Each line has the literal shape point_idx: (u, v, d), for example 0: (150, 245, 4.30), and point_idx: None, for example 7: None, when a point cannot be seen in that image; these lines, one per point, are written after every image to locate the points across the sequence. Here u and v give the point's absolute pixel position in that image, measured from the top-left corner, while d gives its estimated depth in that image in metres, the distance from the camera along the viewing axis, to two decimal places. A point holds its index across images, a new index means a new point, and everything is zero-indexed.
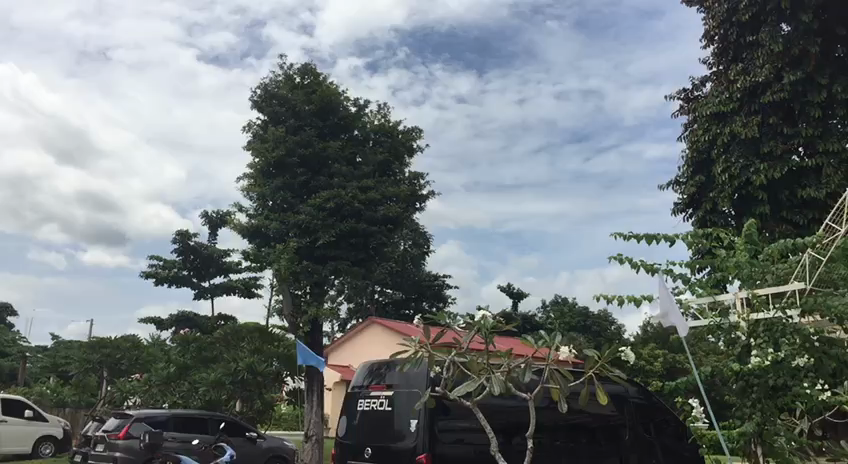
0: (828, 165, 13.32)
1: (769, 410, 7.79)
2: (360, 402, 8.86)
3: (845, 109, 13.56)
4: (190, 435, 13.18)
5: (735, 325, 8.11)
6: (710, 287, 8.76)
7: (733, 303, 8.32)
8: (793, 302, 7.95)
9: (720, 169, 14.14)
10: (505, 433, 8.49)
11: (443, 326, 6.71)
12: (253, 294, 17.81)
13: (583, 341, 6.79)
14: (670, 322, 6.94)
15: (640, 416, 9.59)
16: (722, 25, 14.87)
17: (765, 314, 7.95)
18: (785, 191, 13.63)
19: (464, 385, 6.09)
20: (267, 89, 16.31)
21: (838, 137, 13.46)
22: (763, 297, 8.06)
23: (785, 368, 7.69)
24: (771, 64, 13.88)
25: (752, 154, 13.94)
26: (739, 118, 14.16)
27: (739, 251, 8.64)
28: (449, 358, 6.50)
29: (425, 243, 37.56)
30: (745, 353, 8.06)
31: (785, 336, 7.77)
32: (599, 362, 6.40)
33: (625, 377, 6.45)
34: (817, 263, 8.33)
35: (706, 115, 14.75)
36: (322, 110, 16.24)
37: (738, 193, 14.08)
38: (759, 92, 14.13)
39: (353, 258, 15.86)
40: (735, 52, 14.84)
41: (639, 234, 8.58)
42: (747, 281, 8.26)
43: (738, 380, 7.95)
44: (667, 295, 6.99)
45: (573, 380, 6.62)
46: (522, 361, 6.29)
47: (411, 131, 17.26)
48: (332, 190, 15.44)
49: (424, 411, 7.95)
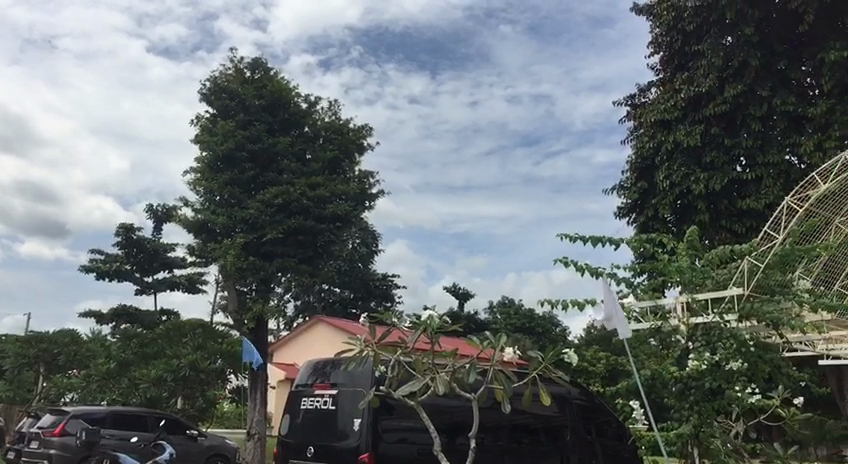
0: (767, 175, 13.43)
1: (706, 412, 8.17)
2: (303, 401, 8.77)
3: (785, 121, 13.57)
4: (128, 432, 12.88)
5: (675, 329, 8.56)
6: (652, 291, 9.10)
7: (674, 307, 8.69)
8: (731, 307, 8.43)
9: (662, 176, 14.24)
10: (448, 433, 8.55)
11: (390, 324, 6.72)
12: (197, 290, 17.54)
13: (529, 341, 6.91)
14: (612, 325, 7.13)
15: (582, 417, 9.73)
16: (669, 32, 14.99)
17: (704, 318, 8.36)
18: (724, 201, 13.74)
19: (408, 385, 6.23)
20: (217, 82, 16.08)
21: (777, 148, 13.48)
22: (702, 301, 8.44)
23: (721, 371, 8.09)
24: (715, 74, 14.00)
25: (694, 163, 14.05)
26: (683, 127, 14.27)
27: (681, 256, 8.93)
28: (395, 357, 6.61)
29: (374, 241, 37.42)
30: (685, 355, 8.48)
31: (721, 340, 8.15)
32: (543, 363, 6.63)
33: (567, 379, 6.68)
34: (754, 270, 8.80)
35: (651, 121, 14.81)
36: (272, 106, 16.13)
37: (680, 200, 14.20)
38: (702, 103, 14.28)
39: (301, 255, 15.84)
40: (680, 60, 14.98)
41: (584, 237, 9.18)
42: (688, 285, 8.62)
43: (677, 383, 8.28)
44: (613, 298, 7.12)
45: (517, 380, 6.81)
46: (466, 362, 6.41)
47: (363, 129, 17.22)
48: (281, 187, 15.38)
49: (369, 411, 7.93)
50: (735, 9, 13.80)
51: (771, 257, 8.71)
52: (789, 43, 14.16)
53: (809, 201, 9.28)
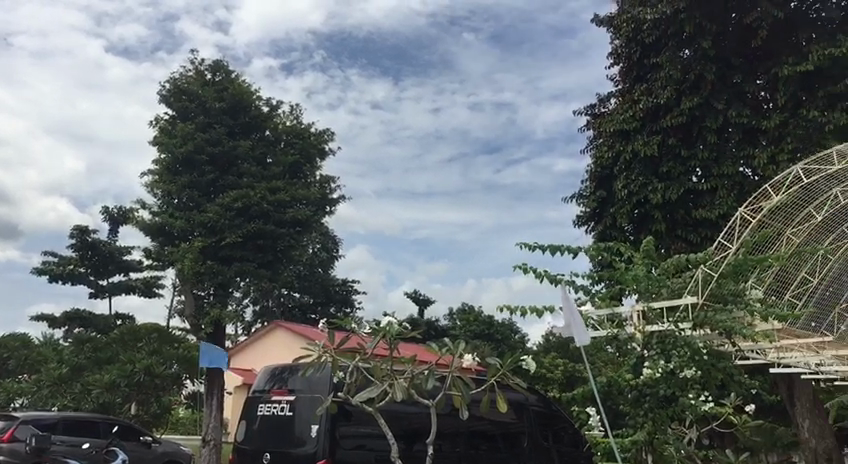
0: (723, 187, 13.57)
1: (660, 419, 8.45)
2: (260, 407, 8.67)
3: (739, 134, 13.75)
4: (80, 438, 12.62)
5: (631, 337, 8.76)
6: (609, 299, 9.18)
7: (630, 316, 8.84)
8: (685, 317, 8.62)
9: (620, 185, 14.40)
10: (406, 439, 8.54)
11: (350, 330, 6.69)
12: (154, 294, 17.28)
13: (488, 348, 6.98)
14: (570, 333, 7.18)
15: (539, 423, 9.82)
16: (628, 44, 15.15)
17: (659, 326, 8.61)
18: (680, 211, 13.91)
19: (366, 391, 6.23)
20: (177, 83, 15.96)
21: (731, 160, 13.66)
22: (657, 310, 8.68)
23: (675, 379, 8.35)
24: (672, 86, 14.18)
25: (651, 173, 14.24)
26: (640, 137, 14.43)
27: (637, 265, 9.07)
28: (353, 364, 6.55)
29: (335, 246, 37.25)
30: (640, 363, 8.71)
31: (676, 348, 8.43)
32: (501, 370, 6.55)
33: (526, 386, 6.73)
34: (709, 279, 8.93)
35: (610, 132, 14.97)
36: (233, 108, 16.00)
37: (637, 209, 14.37)
38: (660, 114, 14.44)
39: (259, 260, 15.67)
40: (638, 71, 15.14)
41: (543, 245, 9.34)
42: (643, 293, 8.75)
43: (633, 390, 8.54)
44: (572, 306, 7.15)
45: (475, 386, 6.77)
46: (425, 368, 6.36)
47: (324, 135, 17.19)
48: (240, 191, 15.24)
49: (327, 417, 7.90)
50: (692, 23, 14.03)
51: (725, 265, 8.85)
52: (744, 58, 14.32)
53: (762, 211, 9.45)
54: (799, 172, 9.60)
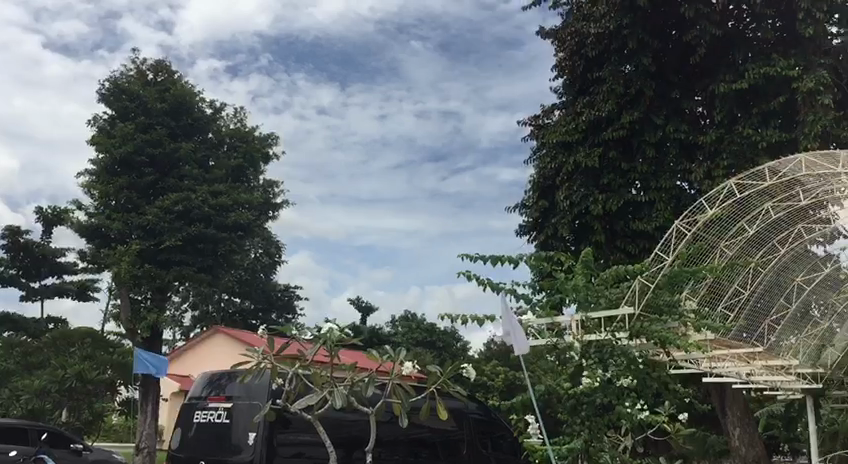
0: (661, 200, 13.84)
1: (596, 428, 8.62)
2: (196, 414, 8.48)
3: (676, 149, 14.08)
4: (6, 446, 12.19)
5: (569, 345, 8.79)
6: (550, 308, 9.22)
7: (569, 325, 8.98)
8: (622, 326, 8.85)
9: (562, 196, 14.59)
10: (345, 447, 8.49)
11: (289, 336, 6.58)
12: (89, 297, 16.87)
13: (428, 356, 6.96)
14: (510, 341, 7.22)
15: (478, 431, 9.86)
16: (572, 57, 15.36)
17: (597, 335, 8.73)
18: (620, 222, 14.15)
19: (306, 398, 6.17)
20: (117, 82, 16.21)
21: (669, 174, 13.97)
22: (595, 320, 8.85)
23: (612, 388, 8.52)
24: (614, 100, 14.41)
25: (592, 184, 14.45)
26: (582, 149, 14.61)
27: (577, 275, 9.22)
28: (293, 370, 6.49)
29: (277, 252, 36.85)
30: (578, 372, 8.79)
31: (613, 357, 8.61)
32: (441, 378, 6.63)
33: (466, 393, 6.71)
34: (645, 289, 9.22)
35: (553, 143, 15.15)
36: (175, 109, 16.38)
37: (578, 220, 14.56)
38: (602, 127, 14.65)
39: (199, 264, 16.07)
40: (581, 85, 15.35)
41: (485, 255, 9.44)
42: (582, 303, 8.86)
43: (571, 399, 8.69)
44: (512, 315, 7.21)
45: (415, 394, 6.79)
46: (366, 375, 6.41)
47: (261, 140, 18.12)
48: (182, 194, 15.64)
49: (265, 424, 7.83)
50: (633, 38, 14.29)
51: (661, 276, 9.17)
52: (683, 74, 14.67)
53: (697, 225, 9.73)
54: (732, 186, 9.89)
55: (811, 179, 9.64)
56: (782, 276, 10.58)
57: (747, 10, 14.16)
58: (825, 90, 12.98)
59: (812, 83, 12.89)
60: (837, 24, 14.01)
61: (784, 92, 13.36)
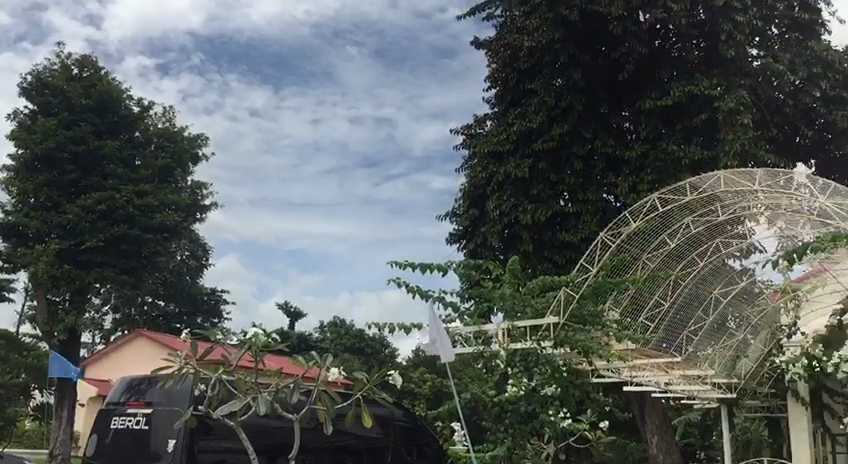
0: (588, 212, 14.11)
1: (520, 435, 8.72)
2: (114, 421, 8.23)
3: (603, 163, 14.39)
4: None
5: (495, 353, 8.93)
6: (477, 316, 9.28)
7: (495, 333, 9.07)
8: (547, 335, 9.03)
9: (492, 205, 14.74)
10: (269, 454, 8.38)
11: (213, 341, 6.47)
12: (4, 297, 16.24)
13: (354, 364, 6.90)
14: (436, 349, 7.21)
15: (403, 438, 9.86)
16: (505, 69, 15.57)
17: (522, 344, 8.91)
18: (548, 233, 14.37)
19: (229, 403, 6.01)
20: (41, 78, 17.05)
21: (596, 187, 14.27)
22: (521, 329, 9.08)
23: (536, 396, 8.67)
24: (544, 113, 14.66)
25: (522, 195, 14.61)
26: (513, 160, 14.80)
27: (504, 283, 9.38)
28: (216, 376, 6.30)
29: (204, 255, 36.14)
30: (503, 380, 8.94)
31: (538, 365, 8.79)
32: (368, 385, 6.57)
33: (392, 400, 6.67)
34: (570, 299, 9.36)
35: (484, 153, 15.31)
36: (101, 106, 17.10)
37: (507, 229, 14.71)
38: (532, 138, 14.84)
39: (121, 265, 16.71)
40: (512, 97, 15.55)
41: (414, 262, 9.50)
42: (508, 312, 8.98)
43: (495, 407, 8.73)
44: (439, 323, 7.20)
45: (341, 400, 6.73)
46: (291, 381, 6.29)
47: (188, 141, 18.89)
48: (105, 193, 16.35)
49: (185, 431, 7.67)
50: (564, 53, 14.58)
51: (586, 286, 9.37)
52: (612, 89, 15.01)
53: (621, 236, 10.00)
54: (655, 200, 10.01)
55: (729, 196, 9.67)
56: (700, 288, 10.91)
57: (673, 30, 14.57)
58: (744, 110, 13.50)
59: (733, 103, 13.38)
60: (757, 46, 14.54)
61: (706, 110, 13.79)
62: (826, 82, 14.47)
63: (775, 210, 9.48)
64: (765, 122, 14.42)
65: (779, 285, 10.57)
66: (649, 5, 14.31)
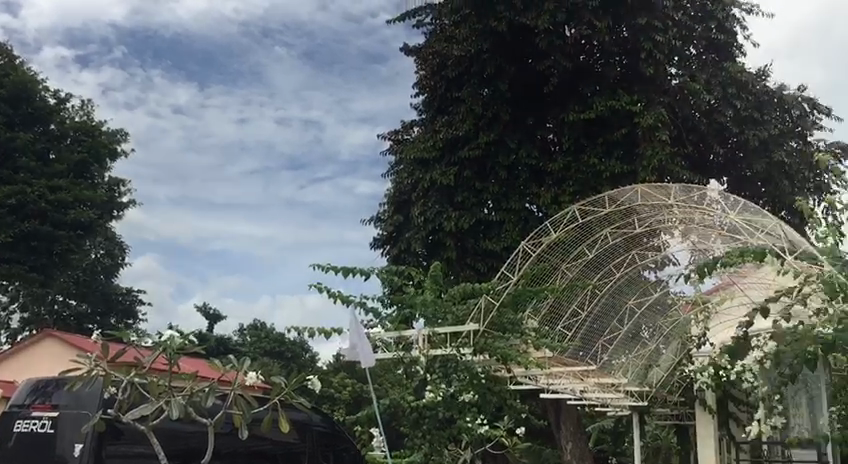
0: (511, 221, 14.30)
1: (437, 441, 9.17)
2: (17, 424, 7.86)
3: (526, 173, 14.63)
4: None
5: (415, 360, 8.94)
6: (399, 322, 9.20)
7: (416, 339, 9.03)
8: (467, 342, 9.05)
9: (417, 211, 14.79)
10: (181, 459, 8.16)
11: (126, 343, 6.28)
12: None
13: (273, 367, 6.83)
14: (356, 356, 7.14)
15: (321, 444, 9.72)
16: (434, 77, 15.70)
17: (442, 350, 8.94)
18: (471, 240, 14.49)
19: (140, 408, 5.86)
20: None
21: (519, 196, 14.48)
22: (442, 335, 9.10)
23: (454, 402, 9.02)
24: (470, 121, 14.81)
25: (446, 202, 14.74)
26: (439, 168, 14.88)
27: (426, 290, 9.40)
28: (128, 378, 6.11)
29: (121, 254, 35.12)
30: (421, 386, 9.11)
31: (457, 372, 8.91)
32: (286, 390, 6.48)
33: (310, 405, 6.63)
34: (490, 307, 9.34)
35: (411, 159, 15.37)
36: (15, 95, 17.37)
37: (431, 236, 14.77)
38: (458, 146, 14.94)
39: (32, 262, 16.48)
40: (440, 104, 15.66)
41: (337, 266, 9.47)
42: (429, 319, 8.99)
43: (414, 413, 9.06)
44: (360, 329, 7.13)
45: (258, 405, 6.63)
46: (206, 384, 6.17)
47: (108, 136, 18.98)
48: (17, 188, 16.28)
49: (93, 435, 7.45)
50: (492, 63, 14.77)
51: (506, 294, 9.35)
52: (537, 101, 15.28)
53: (542, 246, 10.12)
54: (576, 212, 10.04)
55: (646, 209, 9.88)
56: (616, 299, 11.19)
57: (597, 46, 14.92)
58: (662, 126, 13.97)
59: (651, 119, 13.84)
60: (676, 65, 15.02)
61: (627, 125, 14.19)
62: (740, 103, 14.97)
63: (688, 225, 9.76)
64: (682, 139, 14.90)
65: (690, 295, 11.14)
66: (575, 20, 14.62)
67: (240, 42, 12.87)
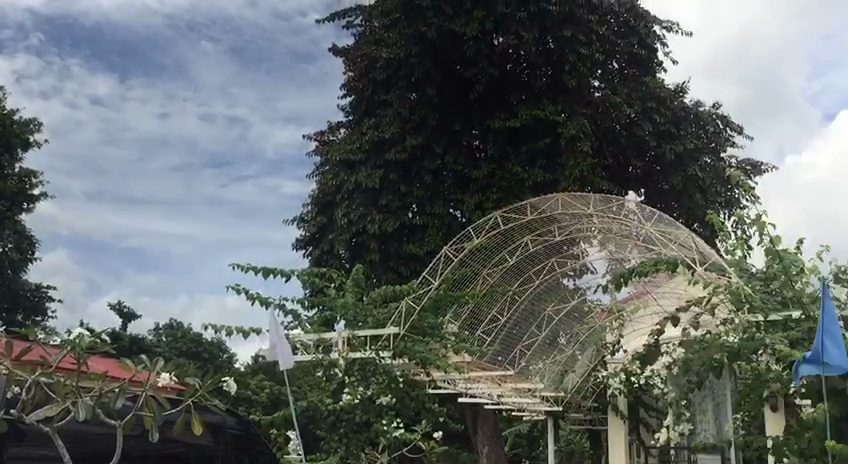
0: (434, 226, 14.37)
1: (354, 445, 8.90)
2: None
3: (451, 179, 14.77)
4: None
5: (334, 362, 8.97)
6: (320, 325, 9.24)
7: (336, 342, 9.07)
8: (387, 345, 9.12)
9: (340, 213, 14.71)
10: None
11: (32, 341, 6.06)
12: None
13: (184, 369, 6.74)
14: (274, 355, 7.09)
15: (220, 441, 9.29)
16: (361, 79, 15.68)
17: (361, 353, 9.00)
18: (395, 244, 14.47)
19: (45, 407, 5.59)
20: None
21: (442, 201, 14.56)
22: (361, 339, 9.10)
23: (372, 405, 8.88)
24: (397, 125, 14.83)
25: (370, 204, 14.62)
26: (364, 170, 14.77)
27: (347, 293, 9.46)
28: (32, 378, 5.80)
29: None
30: (339, 389, 9.06)
31: (375, 375, 9.00)
32: (199, 391, 6.49)
33: (222, 407, 6.63)
34: (411, 311, 9.27)
35: (336, 161, 15.29)
36: None
37: (354, 238, 14.67)
38: (384, 149, 14.91)
39: None
40: (367, 107, 15.66)
41: (257, 267, 9.39)
42: (350, 322, 9.11)
43: (331, 416, 8.89)
44: (279, 329, 7.09)
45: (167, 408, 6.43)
46: (117, 385, 6.03)
47: (20, 128, 19.53)
48: None
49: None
50: (420, 68, 14.87)
51: (427, 299, 9.35)
52: (463, 108, 15.43)
53: (464, 252, 10.20)
54: (497, 218, 10.10)
55: (566, 218, 10.02)
56: (535, 306, 11.38)
57: (524, 56, 15.15)
58: (584, 137, 14.29)
59: (574, 130, 14.16)
60: (598, 78, 15.41)
61: (550, 134, 14.48)
62: (659, 117, 15.40)
63: (606, 234, 9.97)
64: (603, 151, 15.29)
65: (606, 304, 11.10)
66: (502, 30, 14.87)
67: (165, 37, 12.88)
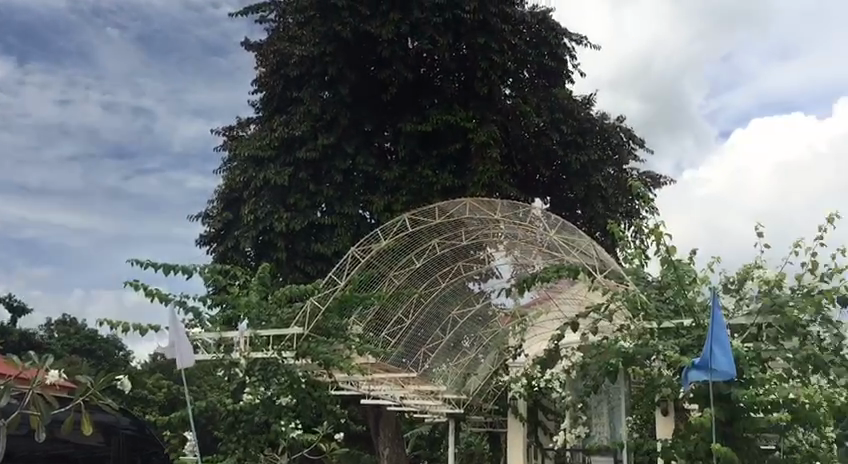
0: (343, 226, 14.22)
1: (252, 446, 8.81)
2: None
3: (361, 180, 14.69)
4: None
5: (235, 362, 8.80)
6: (223, 323, 9.08)
7: (237, 341, 8.88)
8: (289, 345, 8.96)
9: (247, 210, 14.53)
10: None
11: None
12: None
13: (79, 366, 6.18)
14: (172, 354, 6.86)
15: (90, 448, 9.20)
16: (273, 75, 15.41)
17: (263, 353, 8.81)
18: (303, 243, 14.27)
19: None
20: None
21: (351, 202, 14.43)
22: (263, 338, 8.89)
23: (272, 405, 8.80)
24: (308, 123, 14.70)
25: (279, 202, 14.48)
26: (273, 167, 14.60)
27: (251, 291, 9.36)
28: None
29: None
30: (240, 389, 8.88)
31: (277, 376, 8.81)
32: (92, 389, 5.84)
33: (119, 406, 6.04)
34: (316, 312, 9.08)
35: (245, 156, 15.04)
36: None
37: (261, 236, 14.42)
38: (295, 147, 14.75)
39: None
40: (278, 103, 15.46)
41: (157, 262, 9.04)
42: (252, 321, 8.93)
43: (229, 416, 8.74)
44: (179, 327, 6.86)
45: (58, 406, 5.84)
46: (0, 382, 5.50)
47: None
48: None
49: None
50: (333, 67, 14.76)
51: (332, 299, 9.08)
52: (376, 109, 15.40)
53: (371, 253, 10.08)
54: (405, 221, 10.07)
55: (473, 222, 10.11)
56: (440, 309, 11.45)
57: (438, 60, 15.25)
58: (493, 144, 14.50)
59: (484, 136, 14.36)
60: (509, 87, 15.70)
61: (460, 140, 14.61)
62: (566, 127, 15.78)
63: (511, 239, 10.10)
64: (512, 158, 15.57)
65: (510, 308, 11.33)
66: (418, 33, 14.94)
67: (69, 20, 11.50)
